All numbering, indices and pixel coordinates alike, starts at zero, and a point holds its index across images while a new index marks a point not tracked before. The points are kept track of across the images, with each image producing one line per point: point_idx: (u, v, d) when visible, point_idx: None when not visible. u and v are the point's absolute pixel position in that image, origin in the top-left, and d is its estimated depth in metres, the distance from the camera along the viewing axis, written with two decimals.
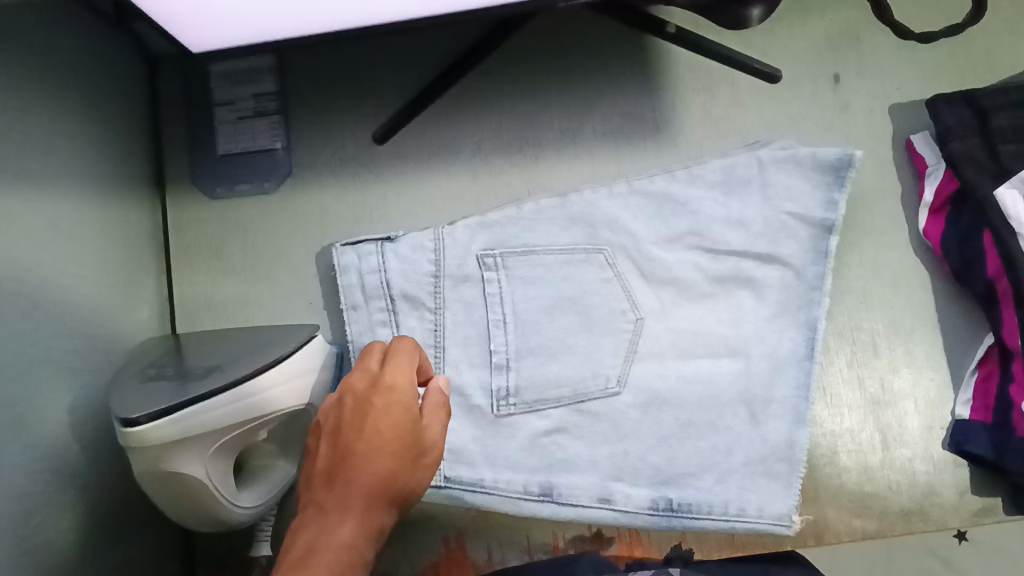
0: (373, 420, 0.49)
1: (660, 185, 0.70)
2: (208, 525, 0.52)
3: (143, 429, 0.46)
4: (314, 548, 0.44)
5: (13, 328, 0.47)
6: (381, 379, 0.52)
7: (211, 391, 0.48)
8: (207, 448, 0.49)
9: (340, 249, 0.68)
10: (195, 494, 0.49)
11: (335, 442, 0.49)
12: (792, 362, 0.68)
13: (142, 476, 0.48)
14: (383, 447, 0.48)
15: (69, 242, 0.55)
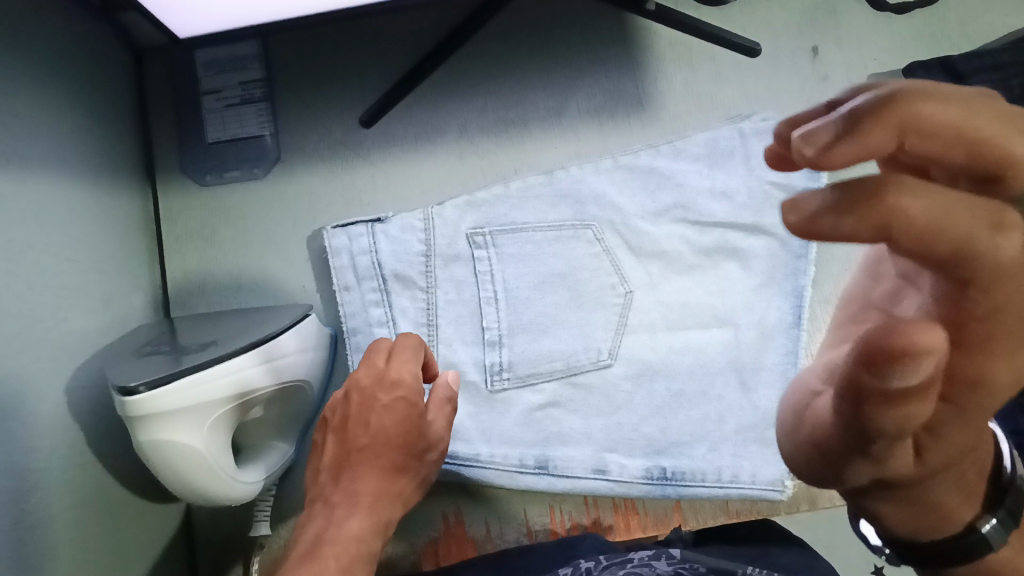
0: (377, 421, 0.50)
1: (645, 160, 0.71)
2: (210, 502, 0.53)
3: (142, 395, 0.46)
4: (323, 541, 0.46)
5: (9, 308, 0.48)
6: (386, 373, 0.51)
7: (207, 363, 0.49)
8: (206, 417, 0.49)
9: (330, 232, 0.69)
10: (196, 467, 0.50)
11: (345, 439, 0.51)
12: (781, 330, 0.69)
13: (140, 446, 0.48)
14: (390, 444, 0.50)
15: (60, 226, 0.55)
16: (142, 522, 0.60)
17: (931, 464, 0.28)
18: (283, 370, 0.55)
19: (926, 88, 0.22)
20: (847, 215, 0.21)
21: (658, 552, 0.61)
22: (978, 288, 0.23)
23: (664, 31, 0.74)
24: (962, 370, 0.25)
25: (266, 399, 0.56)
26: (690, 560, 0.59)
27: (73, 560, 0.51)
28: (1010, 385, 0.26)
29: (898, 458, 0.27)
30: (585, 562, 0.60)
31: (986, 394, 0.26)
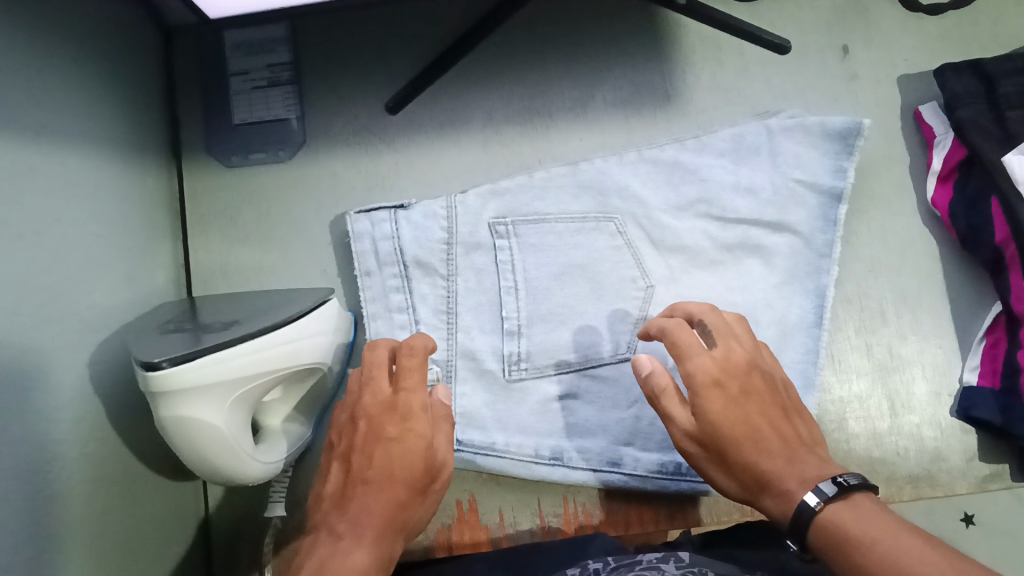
0: (388, 452, 0.50)
1: (670, 153, 0.71)
2: (229, 481, 0.53)
3: (167, 371, 0.47)
4: (324, 568, 0.45)
5: (35, 281, 0.48)
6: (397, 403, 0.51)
7: (230, 341, 0.49)
8: (229, 396, 0.50)
9: (354, 217, 0.69)
10: (217, 446, 0.50)
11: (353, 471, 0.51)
12: (801, 328, 0.68)
13: (165, 424, 0.49)
14: (395, 476, 0.49)
15: (87, 201, 0.56)
16: (158, 500, 0.60)
17: (702, 425, 0.51)
18: (304, 351, 0.55)
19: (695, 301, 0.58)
20: (653, 327, 0.56)
21: (666, 555, 0.58)
22: (676, 345, 0.54)
23: (692, 26, 0.74)
24: (676, 351, 0.53)
25: (287, 378, 0.56)
26: (698, 564, 0.55)
27: (89, 535, 0.51)
28: (709, 370, 0.51)
29: (677, 418, 0.53)
30: (593, 563, 0.59)
31: (698, 377, 0.51)
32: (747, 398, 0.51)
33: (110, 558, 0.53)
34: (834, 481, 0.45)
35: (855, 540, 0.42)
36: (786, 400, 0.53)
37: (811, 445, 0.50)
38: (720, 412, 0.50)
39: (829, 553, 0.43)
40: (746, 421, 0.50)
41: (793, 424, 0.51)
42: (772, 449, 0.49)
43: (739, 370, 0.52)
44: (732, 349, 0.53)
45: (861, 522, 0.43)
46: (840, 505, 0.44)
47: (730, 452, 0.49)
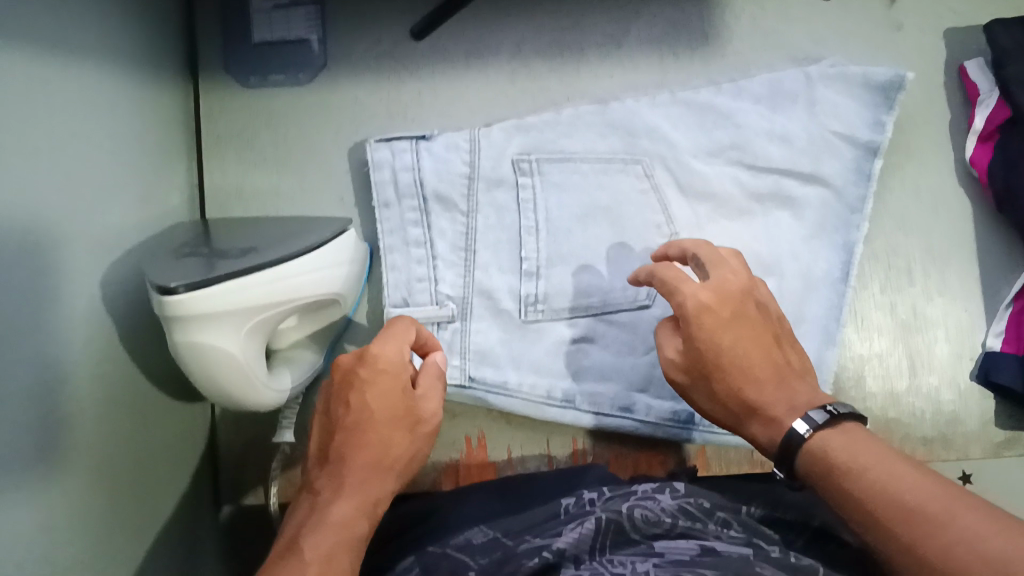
0: (368, 410, 0.49)
1: (704, 96, 0.68)
2: (241, 407, 0.52)
3: (182, 296, 0.45)
4: (307, 527, 0.45)
5: (50, 196, 0.47)
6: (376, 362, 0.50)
7: (246, 269, 0.48)
8: (244, 323, 0.49)
9: (374, 145, 0.67)
10: (231, 373, 0.49)
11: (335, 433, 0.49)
12: (826, 282, 0.67)
13: (179, 351, 0.48)
14: (376, 426, 0.48)
15: (103, 115, 0.54)
16: (165, 421, 0.59)
17: (690, 354, 0.51)
18: (320, 283, 0.54)
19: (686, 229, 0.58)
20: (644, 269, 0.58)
21: (663, 485, 0.54)
22: (666, 274, 0.54)
23: None
24: (666, 280, 0.53)
25: (302, 309, 0.55)
26: (697, 495, 0.53)
27: (101, 457, 0.50)
28: (700, 297, 0.51)
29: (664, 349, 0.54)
30: (586, 493, 0.56)
31: (688, 303, 0.51)
32: (738, 325, 0.51)
33: (120, 479, 0.52)
34: (823, 408, 0.46)
35: (848, 467, 0.44)
36: (776, 325, 0.53)
37: (800, 373, 0.51)
38: (708, 340, 0.50)
39: (817, 477, 0.45)
40: (738, 349, 0.50)
41: (782, 351, 0.52)
42: (760, 373, 0.50)
43: (731, 297, 0.52)
44: (726, 278, 0.53)
45: (854, 449, 0.44)
46: (830, 432, 0.46)
47: (718, 381, 0.50)
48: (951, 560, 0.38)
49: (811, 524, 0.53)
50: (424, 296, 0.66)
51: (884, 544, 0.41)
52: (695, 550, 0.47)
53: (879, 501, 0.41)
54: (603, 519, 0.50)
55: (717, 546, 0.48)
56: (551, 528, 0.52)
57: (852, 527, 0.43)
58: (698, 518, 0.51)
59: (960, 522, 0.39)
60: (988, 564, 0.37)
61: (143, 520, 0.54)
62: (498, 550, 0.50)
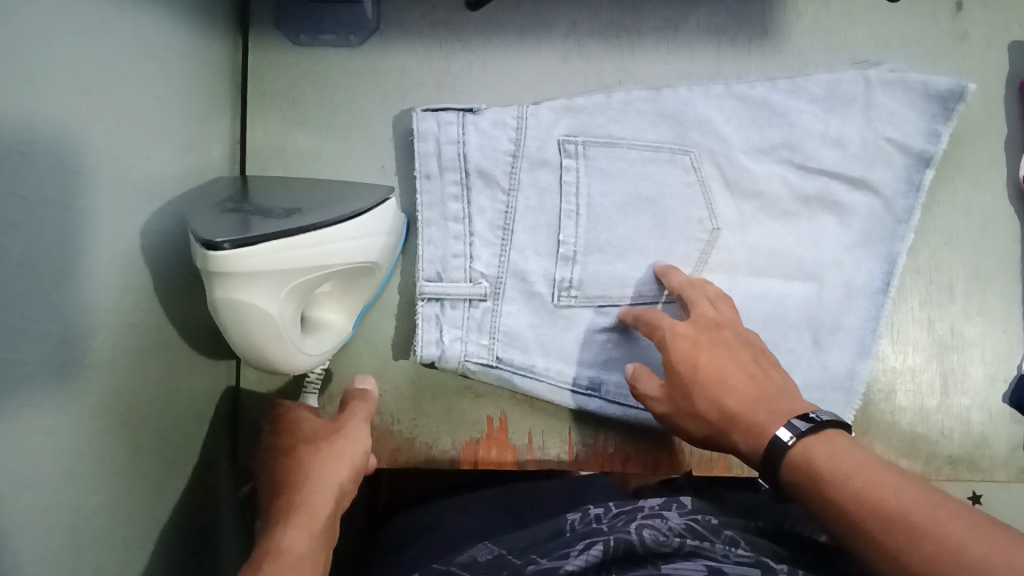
0: (299, 464, 0.54)
1: (760, 92, 0.67)
2: (270, 368, 0.52)
3: (228, 252, 0.44)
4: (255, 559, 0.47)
5: (101, 139, 0.46)
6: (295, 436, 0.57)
7: (290, 231, 0.47)
8: (283, 284, 0.48)
9: (420, 114, 0.65)
10: (266, 333, 0.49)
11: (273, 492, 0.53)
12: (866, 293, 0.67)
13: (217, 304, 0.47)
14: (290, 477, 0.53)
15: (155, 62, 0.53)
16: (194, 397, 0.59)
17: (671, 379, 0.55)
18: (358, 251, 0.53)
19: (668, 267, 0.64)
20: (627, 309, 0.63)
21: (669, 500, 0.55)
22: (644, 318, 0.60)
23: None
24: (646, 323, 0.59)
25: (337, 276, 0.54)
26: (701, 512, 0.54)
27: (130, 409, 0.49)
28: (676, 328, 0.56)
29: (646, 383, 0.57)
30: (595, 509, 0.56)
31: (664, 334, 0.57)
32: (713, 346, 0.55)
33: (148, 443, 0.51)
34: (806, 417, 0.47)
35: (829, 474, 0.44)
36: (759, 351, 0.55)
37: (783, 386, 0.52)
38: (682, 356, 0.54)
39: (800, 486, 0.45)
40: (712, 365, 0.53)
41: (764, 369, 0.54)
42: (736, 386, 0.52)
43: (706, 326, 0.57)
44: (702, 310, 0.58)
45: (835, 455, 0.44)
46: (813, 439, 0.46)
47: (696, 394, 0.53)
48: (937, 568, 0.38)
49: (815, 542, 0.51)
50: (459, 272, 0.64)
51: (869, 552, 0.41)
52: (703, 571, 0.45)
53: (861, 508, 0.41)
54: (610, 540, 0.49)
55: (724, 566, 0.46)
56: (555, 544, 0.51)
57: (836, 535, 0.43)
58: (705, 538, 0.50)
59: (944, 530, 0.38)
60: (978, 574, 0.36)
61: (163, 473, 0.54)
62: (506, 568, 0.48)
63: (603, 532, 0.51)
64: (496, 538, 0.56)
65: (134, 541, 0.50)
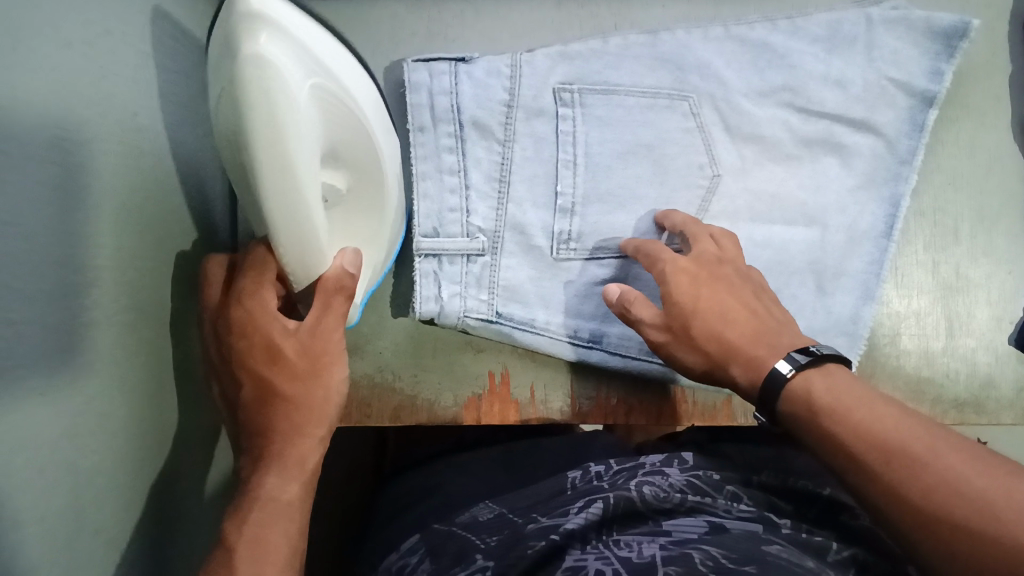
0: (276, 386, 0.49)
1: (760, 33, 0.66)
2: (287, 232, 0.45)
3: None
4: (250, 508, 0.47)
5: (87, 91, 0.44)
6: (260, 342, 0.49)
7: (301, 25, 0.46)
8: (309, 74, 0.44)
9: (411, 65, 0.63)
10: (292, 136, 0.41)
11: (247, 406, 0.49)
12: (870, 237, 0.66)
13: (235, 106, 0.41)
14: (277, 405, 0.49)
15: (140, 13, 0.51)
16: (186, 362, 0.57)
17: (669, 307, 0.53)
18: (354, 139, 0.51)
19: (667, 212, 0.63)
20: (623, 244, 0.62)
21: (670, 457, 0.54)
22: (642, 252, 0.58)
23: None
24: (644, 257, 0.58)
25: (345, 155, 0.50)
26: (702, 468, 0.52)
27: (126, 367, 0.48)
28: (679, 260, 0.55)
29: (641, 312, 0.55)
30: (596, 465, 0.56)
31: (666, 265, 0.55)
32: (714, 282, 0.54)
33: (144, 409, 0.50)
34: (806, 350, 0.47)
35: (829, 406, 0.43)
36: (760, 289, 0.55)
37: (783, 321, 0.52)
38: (685, 288, 0.53)
39: (799, 418, 0.44)
40: (713, 298, 0.53)
41: (764, 304, 0.54)
42: (737, 320, 0.52)
43: (708, 263, 0.56)
44: (703, 247, 0.57)
45: (834, 388, 0.44)
46: (812, 371, 0.45)
47: (695, 326, 0.52)
48: (933, 499, 0.37)
49: (819, 494, 0.50)
50: (456, 227, 0.63)
51: (864, 484, 0.40)
52: (705, 526, 0.45)
53: (858, 441, 0.41)
54: (610, 498, 0.48)
55: (726, 522, 0.45)
56: (555, 503, 0.51)
57: (832, 467, 0.42)
58: (706, 493, 0.49)
59: (942, 463, 0.38)
60: (974, 505, 0.36)
61: (161, 433, 0.53)
62: (508, 528, 0.49)
63: (603, 489, 0.50)
64: (498, 497, 0.57)
65: (135, 500, 0.49)
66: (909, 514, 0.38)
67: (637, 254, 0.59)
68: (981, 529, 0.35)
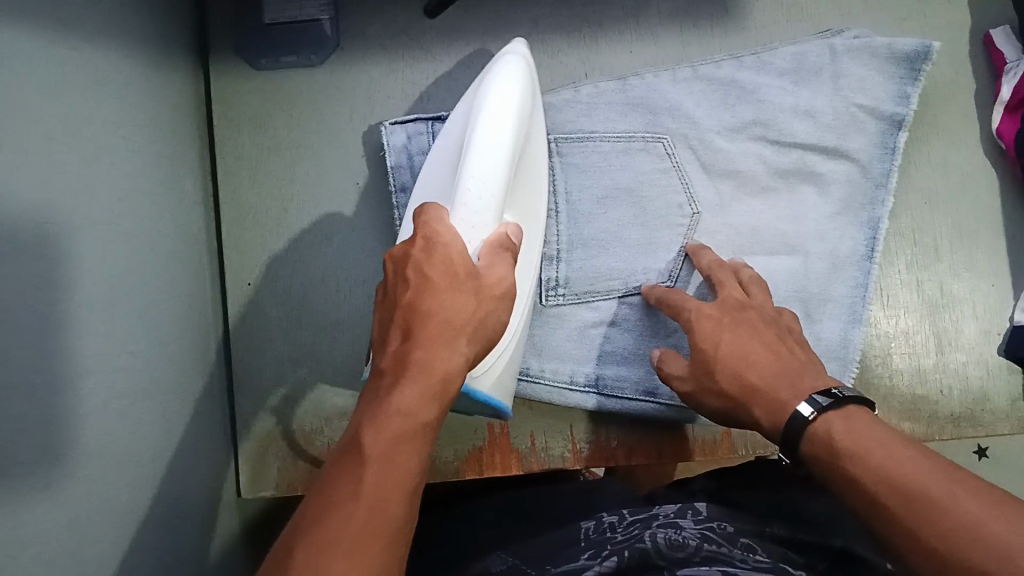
0: (438, 298, 0.42)
1: (726, 71, 0.68)
2: (504, 81, 0.53)
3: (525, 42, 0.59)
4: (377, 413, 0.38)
5: (70, 185, 0.45)
6: (436, 263, 0.44)
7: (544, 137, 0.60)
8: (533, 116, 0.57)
9: (389, 128, 0.67)
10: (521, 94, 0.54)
11: (400, 321, 0.42)
12: (852, 262, 0.67)
13: (495, 73, 0.54)
14: (439, 330, 0.41)
15: (118, 102, 0.52)
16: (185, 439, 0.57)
17: (696, 356, 0.55)
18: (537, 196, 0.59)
19: (696, 245, 0.64)
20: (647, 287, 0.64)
21: (683, 509, 0.54)
22: (668, 301, 0.60)
23: None
24: (671, 305, 0.60)
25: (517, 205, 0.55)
26: (716, 519, 0.52)
27: (125, 451, 0.48)
28: (706, 307, 0.57)
29: (673, 366, 0.58)
30: (609, 516, 0.56)
31: (694, 314, 0.57)
32: (740, 326, 0.55)
33: (146, 491, 0.50)
34: (827, 392, 0.48)
35: (850, 453, 0.44)
36: (785, 331, 0.56)
37: (808, 362, 0.52)
38: (712, 337, 0.55)
39: (821, 461, 0.45)
40: (734, 342, 0.54)
41: (789, 346, 0.54)
42: (761, 363, 0.52)
43: (732, 307, 0.57)
44: (727, 292, 0.58)
45: (855, 433, 0.44)
46: (833, 414, 0.46)
47: (718, 371, 0.53)
48: (954, 544, 0.37)
49: (832, 544, 0.50)
50: None
51: (883, 527, 0.41)
52: (717, 574, 0.44)
53: (878, 486, 0.41)
54: (625, 551, 0.48)
55: (738, 570, 0.45)
56: (569, 553, 0.51)
57: (854, 510, 0.43)
58: (722, 543, 0.48)
59: (961, 508, 0.38)
60: (994, 553, 0.36)
61: (166, 513, 0.53)
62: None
63: (616, 541, 0.50)
64: (509, 548, 0.56)
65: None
66: (927, 557, 0.38)
67: (662, 303, 0.61)
68: (996, 573, 0.35)
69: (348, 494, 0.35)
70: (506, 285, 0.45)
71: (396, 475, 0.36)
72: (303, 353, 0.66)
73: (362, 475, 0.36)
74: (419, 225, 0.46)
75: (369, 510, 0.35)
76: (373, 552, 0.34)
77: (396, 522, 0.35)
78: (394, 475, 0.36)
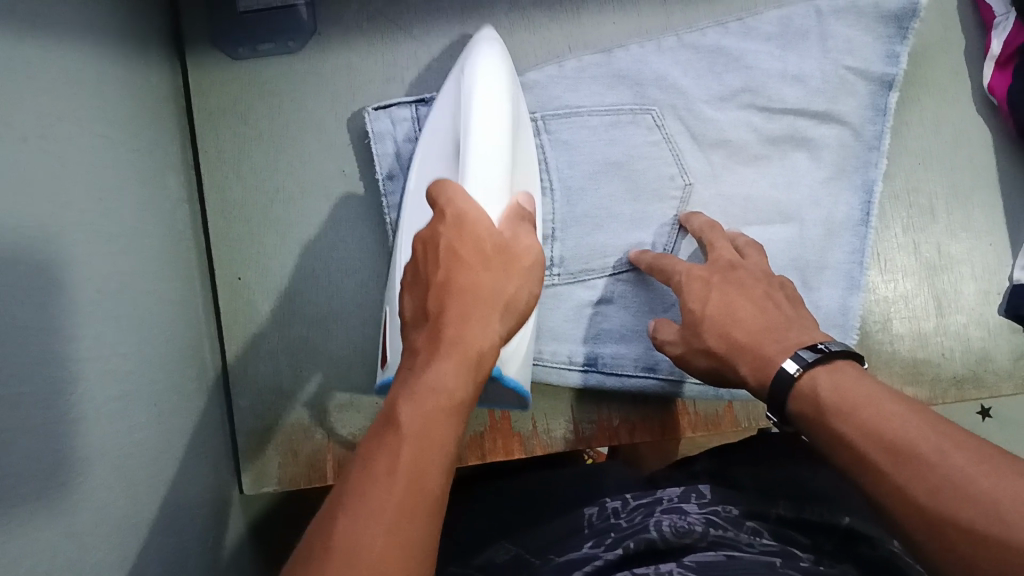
0: (471, 276, 0.41)
1: (713, 39, 0.67)
2: (487, 69, 0.53)
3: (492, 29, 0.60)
4: (413, 387, 0.37)
5: (47, 186, 0.44)
6: (468, 240, 0.43)
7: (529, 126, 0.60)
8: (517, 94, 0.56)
9: (373, 114, 0.66)
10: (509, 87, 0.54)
11: (433, 299, 0.42)
12: (848, 227, 0.66)
13: (472, 62, 0.54)
14: (470, 307, 0.41)
15: (94, 100, 0.51)
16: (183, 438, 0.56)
17: (687, 320, 0.54)
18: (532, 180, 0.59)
19: (686, 214, 0.63)
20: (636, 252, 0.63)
21: (687, 491, 0.53)
22: (659, 268, 0.60)
23: None
24: (663, 272, 0.59)
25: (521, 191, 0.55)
26: (721, 502, 0.51)
27: (120, 454, 0.48)
28: (698, 270, 0.56)
29: (665, 334, 0.57)
30: (612, 500, 0.55)
31: (686, 278, 0.56)
32: (727, 285, 0.54)
33: (144, 495, 0.50)
34: (813, 349, 0.46)
35: (836, 409, 0.43)
36: (774, 287, 0.55)
37: (798, 319, 0.51)
38: (703, 296, 0.54)
39: (809, 419, 0.44)
40: (721, 302, 0.53)
41: (777, 302, 0.53)
42: (746, 321, 0.51)
43: (721, 268, 0.56)
44: (718, 255, 0.58)
45: (841, 388, 0.43)
46: (819, 369, 0.45)
47: (704, 333, 0.53)
48: (941, 501, 0.36)
49: (839, 524, 0.49)
50: None
51: (874, 486, 0.40)
52: (722, 560, 0.43)
53: (865, 439, 0.40)
54: (630, 542, 0.47)
55: (744, 554, 0.44)
56: (572, 544, 0.50)
57: (842, 467, 0.42)
58: (728, 528, 0.48)
59: (949, 463, 0.37)
60: (982, 509, 0.35)
61: (168, 515, 0.52)
62: (524, 570, 0.49)
63: (619, 529, 0.50)
64: (511, 537, 0.55)
65: None
66: (916, 514, 0.37)
67: (653, 270, 0.60)
68: (990, 532, 0.35)
69: (385, 469, 0.34)
70: (536, 258, 0.44)
71: (432, 449, 0.35)
72: (297, 345, 0.65)
73: (401, 444, 0.35)
74: (441, 193, 0.44)
75: (409, 483, 0.33)
76: (413, 527, 0.32)
77: (433, 494, 0.34)
78: (432, 442, 0.35)
